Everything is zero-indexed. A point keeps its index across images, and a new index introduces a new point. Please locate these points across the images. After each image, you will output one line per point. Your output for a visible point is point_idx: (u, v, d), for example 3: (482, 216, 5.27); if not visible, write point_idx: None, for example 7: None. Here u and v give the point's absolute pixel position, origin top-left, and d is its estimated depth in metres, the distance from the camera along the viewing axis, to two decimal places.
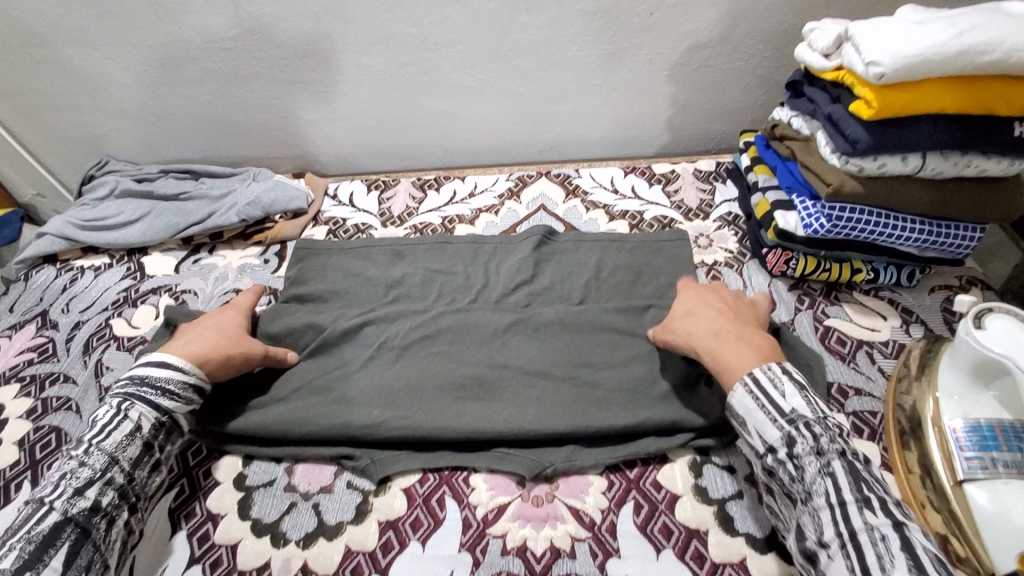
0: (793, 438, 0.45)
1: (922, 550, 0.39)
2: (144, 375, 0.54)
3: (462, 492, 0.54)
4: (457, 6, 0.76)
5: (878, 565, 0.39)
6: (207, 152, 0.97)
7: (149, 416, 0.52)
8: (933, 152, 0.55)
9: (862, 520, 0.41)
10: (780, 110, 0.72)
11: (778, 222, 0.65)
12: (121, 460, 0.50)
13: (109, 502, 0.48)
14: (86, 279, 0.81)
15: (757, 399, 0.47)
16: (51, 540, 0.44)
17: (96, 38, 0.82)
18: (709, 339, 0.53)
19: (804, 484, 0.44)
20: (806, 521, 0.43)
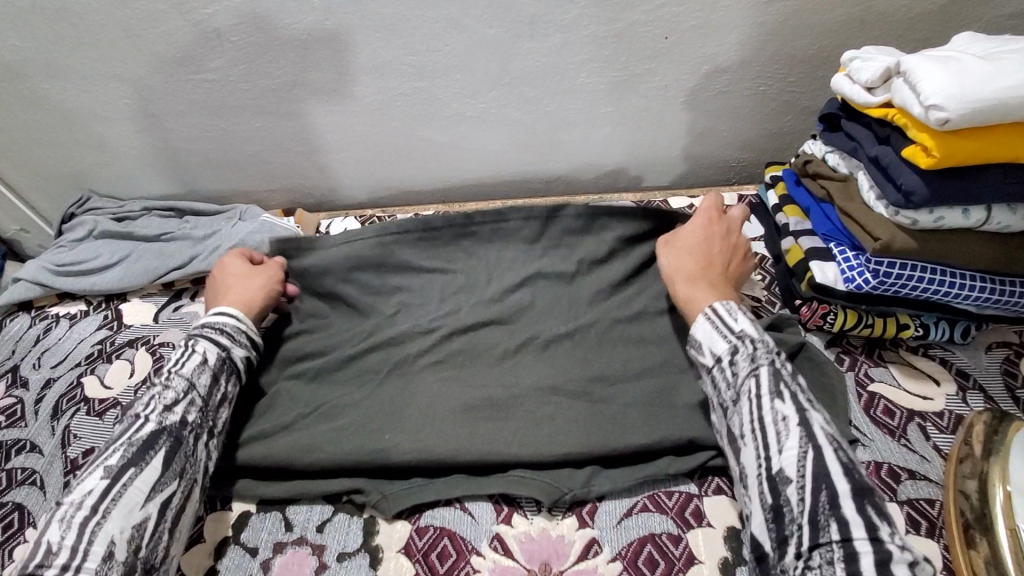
0: (734, 348, 0.49)
1: (820, 428, 0.44)
2: (208, 323, 0.58)
3: None
4: (455, 31, 0.70)
5: (775, 439, 0.44)
6: (195, 186, 0.92)
7: (213, 351, 0.55)
8: (998, 204, 0.48)
9: (771, 407, 0.46)
10: (812, 143, 0.65)
11: (815, 274, 0.57)
12: (200, 386, 0.53)
13: (195, 419, 0.51)
14: (60, 329, 0.75)
15: (711, 319, 0.52)
16: (149, 444, 0.48)
17: (72, 69, 0.77)
18: (689, 277, 0.57)
19: (734, 387, 0.48)
20: (732, 421, 0.48)
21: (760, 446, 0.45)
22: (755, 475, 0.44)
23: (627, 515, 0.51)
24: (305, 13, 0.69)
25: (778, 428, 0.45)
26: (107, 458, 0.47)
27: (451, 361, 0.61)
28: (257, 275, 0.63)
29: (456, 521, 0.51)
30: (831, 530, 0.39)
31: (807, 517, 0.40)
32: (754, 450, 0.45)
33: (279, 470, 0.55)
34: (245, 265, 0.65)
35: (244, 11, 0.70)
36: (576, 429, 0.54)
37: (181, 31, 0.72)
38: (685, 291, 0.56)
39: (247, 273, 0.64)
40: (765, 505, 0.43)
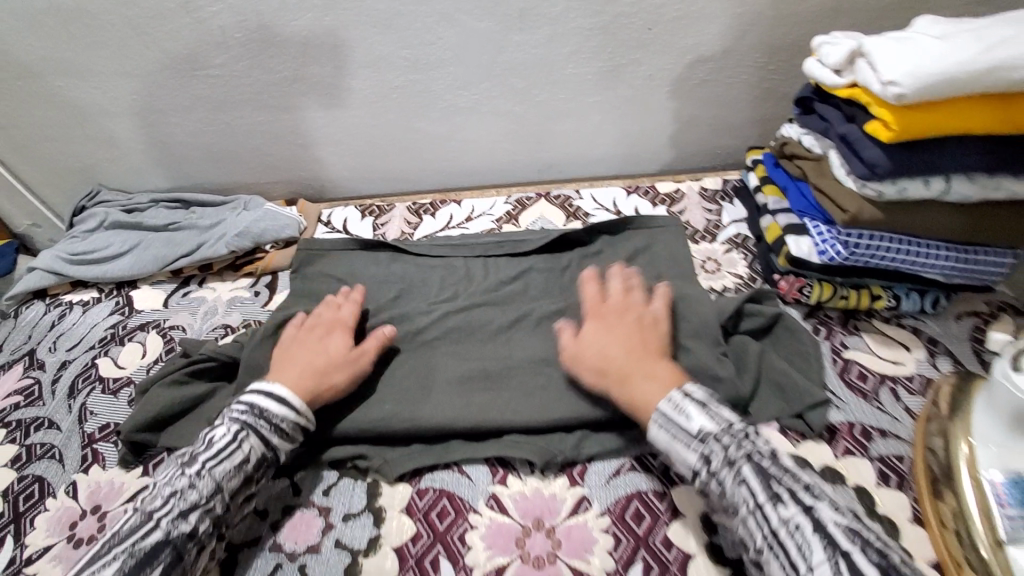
0: (706, 456, 0.45)
1: (833, 525, 0.40)
2: (262, 406, 0.52)
3: (457, 551, 0.50)
4: (448, 25, 0.73)
5: (798, 554, 0.39)
6: (200, 179, 0.95)
7: (258, 450, 0.50)
8: (957, 175, 0.52)
9: (777, 515, 0.41)
10: (788, 126, 0.68)
11: (790, 248, 0.61)
12: (225, 491, 0.48)
13: (206, 529, 0.46)
14: (74, 315, 0.78)
15: (667, 429, 0.47)
16: (152, 557, 0.43)
17: (81, 66, 0.80)
18: (617, 373, 0.52)
19: (726, 498, 0.44)
20: (742, 536, 0.43)
21: (785, 566, 0.40)
22: None
23: (616, 474, 0.54)
24: (304, 9, 0.72)
25: (795, 539, 0.40)
26: (104, 568, 0.42)
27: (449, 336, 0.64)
28: (342, 366, 0.57)
29: (454, 483, 0.54)
30: None
31: None
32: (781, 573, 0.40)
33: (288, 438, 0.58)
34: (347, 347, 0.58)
35: (247, 9, 0.73)
36: (567, 396, 0.58)
37: (187, 28, 0.75)
38: (624, 392, 0.51)
39: (339, 356, 0.57)
40: None
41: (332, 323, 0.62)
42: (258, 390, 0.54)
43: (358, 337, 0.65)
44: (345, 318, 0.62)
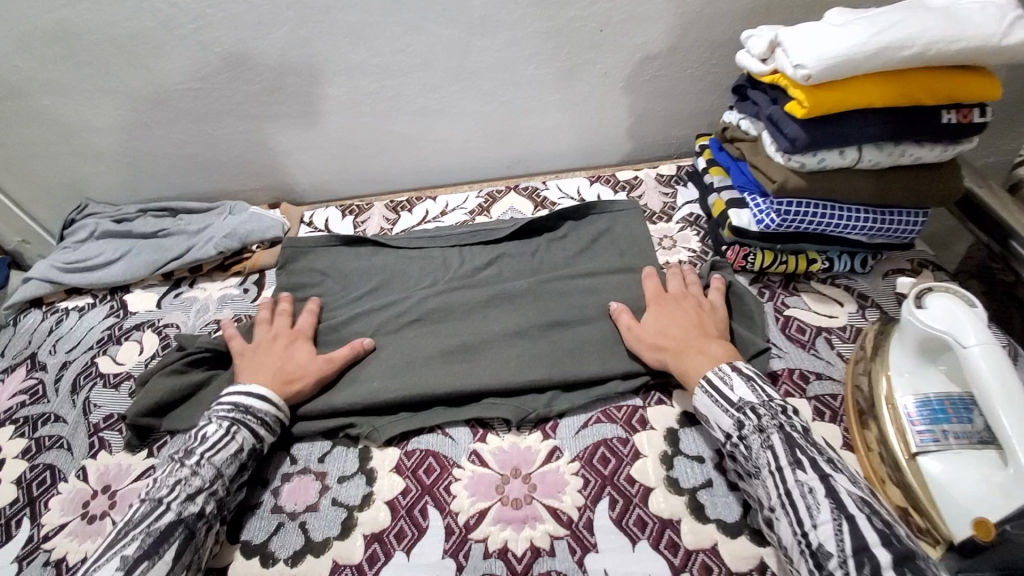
0: (741, 422, 0.51)
1: (845, 493, 0.45)
2: (246, 403, 0.57)
3: (444, 500, 0.55)
4: (415, 35, 0.79)
5: (807, 513, 0.45)
6: (186, 188, 0.99)
7: (249, 441, 0.56)
8: (869, 145, 0.59)
9: (795, 478, 0.47)
10: (730, 112, 0.74)
11: (732, 220, 0.68)
12: (224, 476, 0.53)
13: (210, 510, 0.52)
14: (72, 319, 0.82)
15: (710, 393, 0.54)
16: (167, 535, 0.48)
17: (69, 86, 0.84)
18: (671, 349, 0.59)
19: (751, 460, 0.50)
20: (759, 494, 0.49)
21: (791, 521, 0.45)
22: (795, 551, 0.45)
23: (584, 426, 0.60)
24: (280, 24, 0.78)
25: (806, 500, 0.45)
26: (124, 547, 0.47)
27: (428, 315, 0.70)
28: (311, 369, 0.62)
29: (438, 443, 0.60)
30: None
31: None
32: (787, 526, 0.46)
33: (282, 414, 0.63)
34: (314, 354, 0.63)
35: (226, 26, 0.78)
36: (538, 361, 0.64)
37: (170, 46, 0.80)
38: (677, 365, 0.58)
39: (308, 362, 0.62)
40: None
41: (290, 331, 0.67)
42: (239, 391, 0.59)
43: (344, 322, 0.70)
44: (301, 326, 0.68)
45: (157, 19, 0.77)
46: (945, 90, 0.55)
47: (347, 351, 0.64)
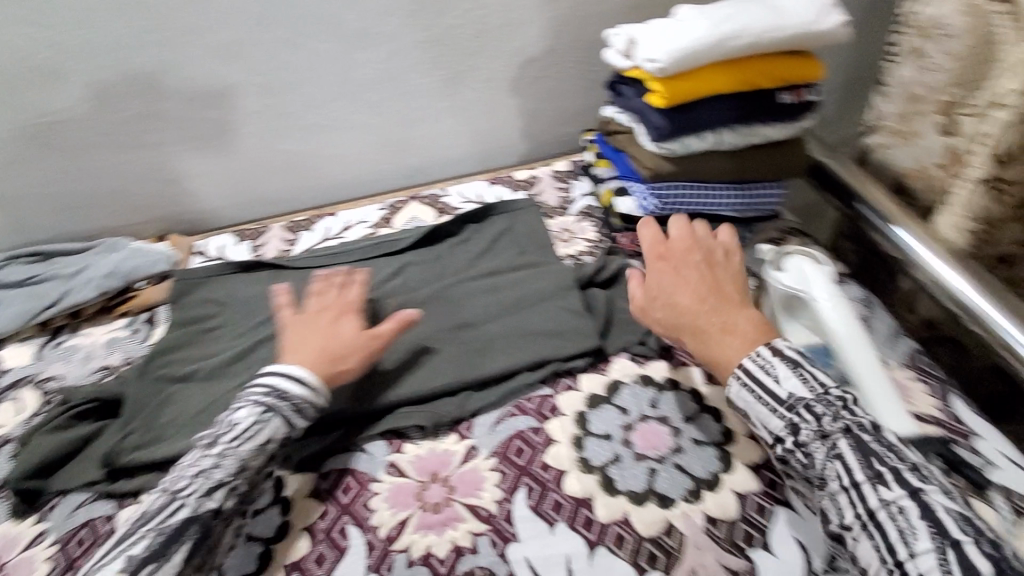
0: (796, 427, 0.50)
1: (943, 511, 0.44)
2: (283, 389, 0.54)
3: (363, 514, 0.55)
4: (304, 57, 0.80)
5: (902, 539, 0.44)
6: (57, 232, 0.90)
7: (280, 431, 0.54)
8: (726, 128, 0.69)
9: (878, 496, 0.46)
10: (607, 107, 0.78)
11: (620, 208, 0.76)
12: (247, 468, 0.52)
13: (229, 506, 0.51)
14: None
15: (755, 392, 0.53)
16: (179, 534, 0.48)
17: None
18: (690, 328, 0.58)
19: (814, 471, 0.49)
20: (830, 512, 0.48)
21: (879, 548, 0.45)
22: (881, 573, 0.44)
23: (497, 422, 0.61)
24: (157, 54, 0.75)
25: (897, 523, 0.44)
26: (132, 545, 0.47)
27: None
28: (343, 344, 0.59)
29: (348, 455, 0.59)
30: None
31: None
32: (873, 547, 0.45)
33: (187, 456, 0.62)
34: (358, 329, 0.61)
35: (96, 57, 0.74)
36: (448, 364, 0.64)
37: (19, 77, 0.74)
38: (703, 349, 0.57)
39: (340, 339, 0.59)
40: None
41: (340, 305, 0.64)
42: (275, 373, 0.56)
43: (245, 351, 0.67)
44: (355, 300, 0.64)
45: (4, 46, 0.71)
46: (773, 74, 0.66)
47: (393, 325, 0.61)
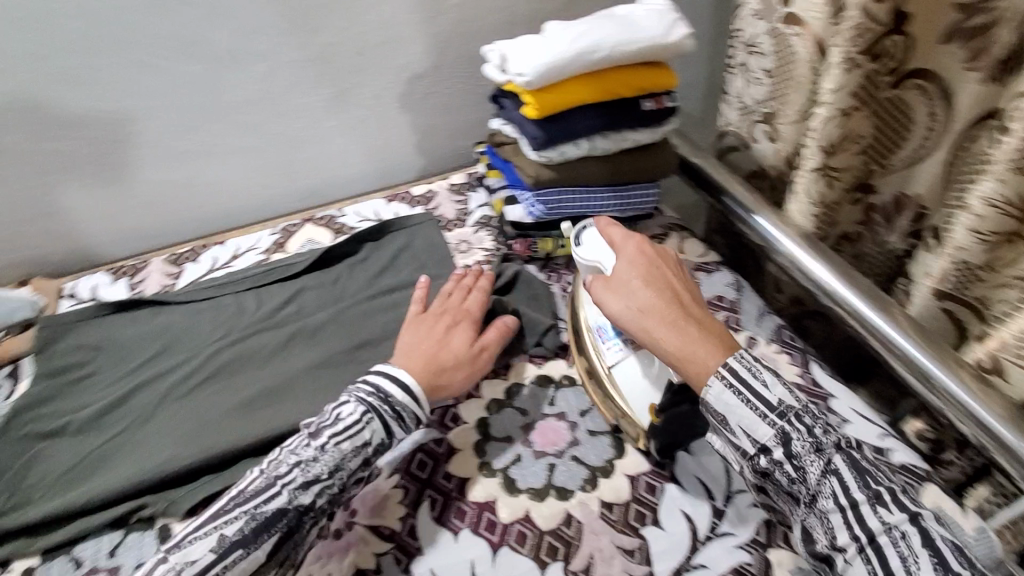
0: (789, 439, 0.57)
1: (938, 539, 0.52)
2: (387, 392, 0.65)
3: (456, 491, 0.67)
4: (371, 53, 1.00)
5: (903, 566, 0.51)
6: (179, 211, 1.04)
7: (380, 434, 0.64)
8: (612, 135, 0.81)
9: (877, 517, 0.53)
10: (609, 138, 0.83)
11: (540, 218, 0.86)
12: (343, 469, 0.61)
13: (319, 505, 0.60)
14: (70, 359, 0.83)
15: (740, 395, 0.58)
16: (270, 523, 0.58)
17: (17, 106, 0.86)
18: (667, 320, 0.65)
19: (811, 486, 0.56)
20: (812, 522, 0.56)
21: (870, 563, 0.52)
22: None
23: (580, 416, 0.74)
24: (255, 52, 0.92)
25: (898, 549, 0.52)
26: (229, 526, 0.57)
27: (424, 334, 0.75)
28: (464, 358, 0.73)
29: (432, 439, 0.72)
30: None
31: None
32: (866, 568, 0.52)
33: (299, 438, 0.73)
34: (461, 341, 0.74)
35: (202, 60, 0.90)
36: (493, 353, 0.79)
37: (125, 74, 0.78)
38: (681, 359, 0.63)
39: (458, 351, 0.73)
40: None
41: (460, 311, 0.78)
42: (383, 375, 0.67)
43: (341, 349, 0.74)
44: (472, 305, 0.79)
45: (137, 60, 0.87)
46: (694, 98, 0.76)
47: (496, 334, 0.77)
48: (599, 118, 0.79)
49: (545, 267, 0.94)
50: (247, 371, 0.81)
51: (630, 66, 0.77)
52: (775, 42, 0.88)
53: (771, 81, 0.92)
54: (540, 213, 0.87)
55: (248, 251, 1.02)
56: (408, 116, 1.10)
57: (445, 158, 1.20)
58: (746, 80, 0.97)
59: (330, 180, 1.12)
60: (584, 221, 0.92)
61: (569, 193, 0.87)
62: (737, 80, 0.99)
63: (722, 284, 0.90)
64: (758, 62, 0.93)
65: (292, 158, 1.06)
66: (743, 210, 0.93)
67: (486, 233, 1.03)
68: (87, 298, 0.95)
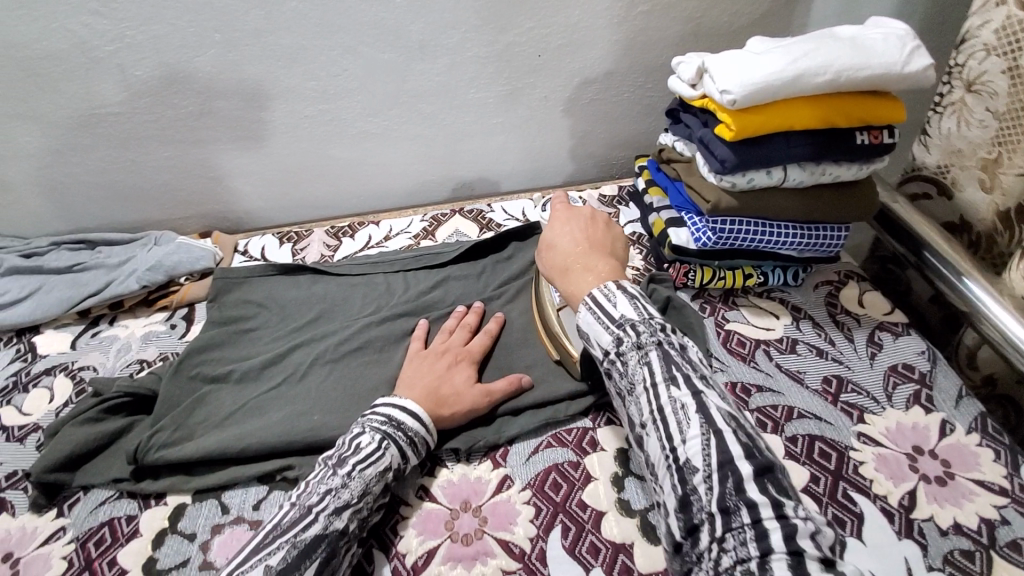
0: (620, 339, 0.54)
1: (714, 409, 0.48)
2: (400, 419, 0.66)
3: (590, 521, 0.64)
4: (549, 56, 0.98)
5: (678, 429, 0.48)
6: (333, 187, 1.10)
7: (397, 460, 0.64)
8: (792, 166, 0.76)
9: (668, 395, 0.50)
10: (791, 171, 0.76)
11: (674, 239, 0.84)
12: (369, 494, 0.60)
13: (351, 529, 0.58)
14: (238, 311, 0.89)
15: (592, 310, 0.57)
16: (311, 550, 0.54)
17: (231, 78, 0.92)
18: (564, 267, 0.64)
19: (628, 376, 0.53)
20: (632, 410, 0.52)
21: (661, 434, 0.49)
22: (663, 466, 0.48)
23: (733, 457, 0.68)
24: (443, 45, 0.94)
25: (677, 415, 0.48)
26: (270, 556, 0.53)
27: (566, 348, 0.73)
28: (469, 394, 0.72)
29: (567, 461, 0.70)
30: (740, 514, 0.43)
31: (716, 506, 0.44)
32: (657, 439, 0.49)
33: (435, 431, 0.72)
34: (465, 379, 0.73)
35: (396, 50, 0.93)
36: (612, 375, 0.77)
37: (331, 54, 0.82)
38: (568, 292, 0.62)
39: (463, 387, 0.72)
40: (674, 495, 0.46)
41: (460, 351, 0.77)
42: (393, 404, 0.68)
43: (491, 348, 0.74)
44: (474, 347, 0.79)
45: (341, 44, 0.91)
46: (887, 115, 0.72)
47: (505, 386, 0.74)
48: (807, 146, 0.73)
49: (698, 297, 0.88)
50: (392, 353, 0.82)
51: (852, 94, 0.72)
52: (1014, 83, 0.74)
53: (1000, 123, 0.77)
54: (710, 241, 0.81)
55: (400, 233, 1.05)
56: (570, 120, 1.08)
57: (596, 166, 1.17)
58: (962, 120, 0.81)
59: (482, 175, 1.13)
60: (753, 254, 0.85)
61: (746, 224, 0.81)
62: (947, 120, 0.84)
63: (911, 351, 0.79)
64: (984, 102, 0.78)
65: (453, 149, 1.08)
66: (949, 270, 0.79)
67: (634, 250, 0.98)
68: (256, 256, 1.02)
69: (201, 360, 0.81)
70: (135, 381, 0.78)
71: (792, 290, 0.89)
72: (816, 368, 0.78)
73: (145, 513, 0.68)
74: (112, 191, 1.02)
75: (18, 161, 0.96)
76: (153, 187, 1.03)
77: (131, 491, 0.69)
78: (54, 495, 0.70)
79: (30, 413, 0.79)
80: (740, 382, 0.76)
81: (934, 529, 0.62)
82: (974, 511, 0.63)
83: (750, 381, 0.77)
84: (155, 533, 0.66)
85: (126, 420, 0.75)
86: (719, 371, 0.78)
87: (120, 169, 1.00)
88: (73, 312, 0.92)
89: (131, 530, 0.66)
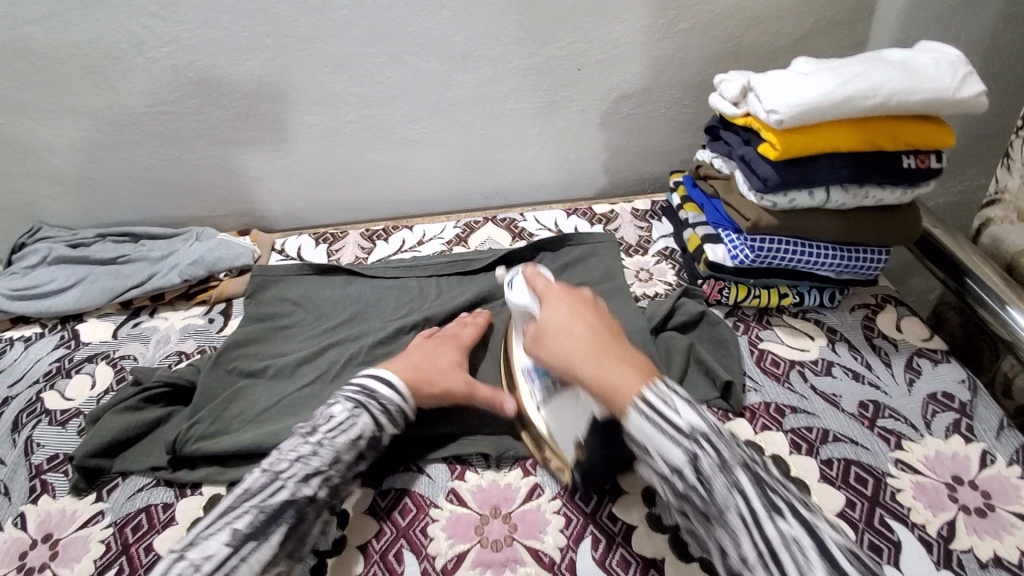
0: (697, 456, 0.51)
1: (829, 541, 0.48)
2: (372, 389, 0.67)
3: (621, 535, 0.64)
4: (589, 69, 0.99)
5: (795, 567, 0.47)
6: (369, 190, 1.11)
7: (369, 430, 0.65)
8: (834, 188, 0.75)
9: (773, 526, 0.49)
10: (833, 194, 0.76)
11: (709, 255, 0.85)
12: (340, 461, 0.62)
13: (322, 496, 0.60)
14: (275, 309, 0.91)
15: (654, 423, 0.53)
16: (276, 514, 0.56)
17: (276, 81, 0.94)
18: (584, 353, 0.60)
19: (716, 501, 0.50)
20: (723, 541, 0.50)
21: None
22: None
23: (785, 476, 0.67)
24: (485, 56, 0.95)
25: (791, 551, 0.47)
26: (237, 520, 0.55)
27: None
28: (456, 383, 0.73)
29: None
30: None
31: None
32: None
33: (462, 435, 0.73)
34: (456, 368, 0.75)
35: (439, 58, 0.95)
36: None
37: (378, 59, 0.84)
38: (603, 386, 0.57)
39: (453, 373, 0.73)
40: None
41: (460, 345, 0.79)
42: (370, 377, 0.70)
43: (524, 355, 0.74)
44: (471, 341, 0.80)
45: (386, 51, 0.93)
46: (933, 140, 0.72)
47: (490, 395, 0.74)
48: (848, 169, 0.73)
49: (732, 314, 0.87)
50: None
51: (899, 118, 0.71)
52: None
53: None
54: (747, 259, 0.81)
55: (434, 239, 1.06)
56: (606, 134, 1.08)
57: (629, 180, 1.17)
58: None
59: (516, 184, 1.14)
60: (791, 274, 0.85)
61: (785, 242, 0.80)
62: None
63: (951, 379, 0.78)
64: None
65: (488, 158, 1.09)
66: (990, 298, 0.78)
67: (667, 266, 0.98)
68: (293, 255, 1.04)
69: (238, 355, 0.83)
70: (175, 372, 0.80)
71: (828, 312, 0.88)
72: (851, 392, 0.77)
73: (181, 502, 0.69)
74: (157, 187, 1.05)
75: (69, 154, 0.99)
76: (196, 184, 1.06)
77: (167, 480, 0.71)
78: (94, 480, 0.71)
79: (72, 398, 0.81)
80: (775, 403, 0.76)
81: (974, 561, 0.61)
82: (1015, 544, 0.62)
83: (785, 402, 0.76)
84: (190, 522, 0.67)
85: (165, 410, 0.77)
86: (753, 391, 0.77)
87: (166, 166, 1.03)
88: (115, 302, 0.94)
89: (166, 518, 0.68)
